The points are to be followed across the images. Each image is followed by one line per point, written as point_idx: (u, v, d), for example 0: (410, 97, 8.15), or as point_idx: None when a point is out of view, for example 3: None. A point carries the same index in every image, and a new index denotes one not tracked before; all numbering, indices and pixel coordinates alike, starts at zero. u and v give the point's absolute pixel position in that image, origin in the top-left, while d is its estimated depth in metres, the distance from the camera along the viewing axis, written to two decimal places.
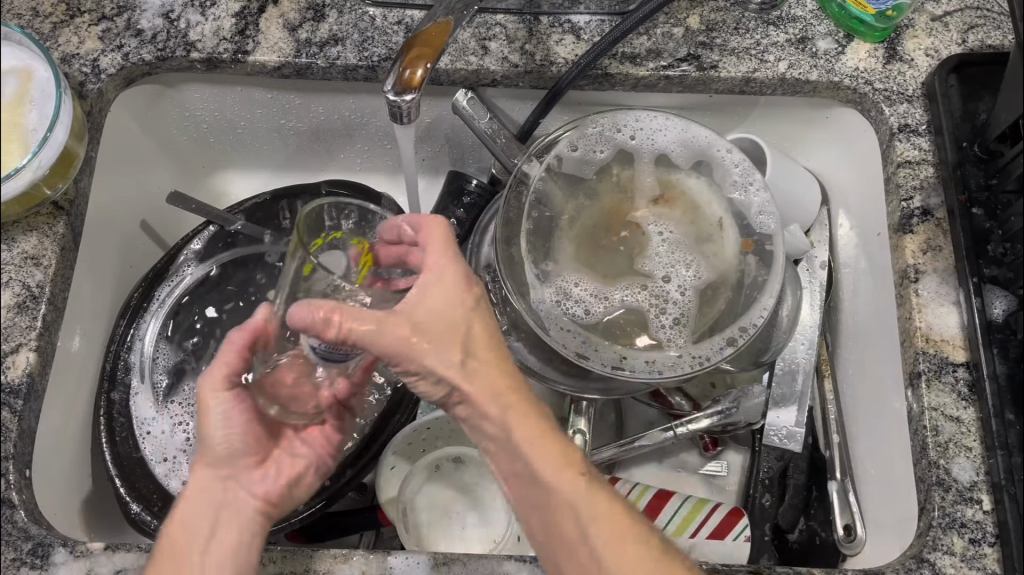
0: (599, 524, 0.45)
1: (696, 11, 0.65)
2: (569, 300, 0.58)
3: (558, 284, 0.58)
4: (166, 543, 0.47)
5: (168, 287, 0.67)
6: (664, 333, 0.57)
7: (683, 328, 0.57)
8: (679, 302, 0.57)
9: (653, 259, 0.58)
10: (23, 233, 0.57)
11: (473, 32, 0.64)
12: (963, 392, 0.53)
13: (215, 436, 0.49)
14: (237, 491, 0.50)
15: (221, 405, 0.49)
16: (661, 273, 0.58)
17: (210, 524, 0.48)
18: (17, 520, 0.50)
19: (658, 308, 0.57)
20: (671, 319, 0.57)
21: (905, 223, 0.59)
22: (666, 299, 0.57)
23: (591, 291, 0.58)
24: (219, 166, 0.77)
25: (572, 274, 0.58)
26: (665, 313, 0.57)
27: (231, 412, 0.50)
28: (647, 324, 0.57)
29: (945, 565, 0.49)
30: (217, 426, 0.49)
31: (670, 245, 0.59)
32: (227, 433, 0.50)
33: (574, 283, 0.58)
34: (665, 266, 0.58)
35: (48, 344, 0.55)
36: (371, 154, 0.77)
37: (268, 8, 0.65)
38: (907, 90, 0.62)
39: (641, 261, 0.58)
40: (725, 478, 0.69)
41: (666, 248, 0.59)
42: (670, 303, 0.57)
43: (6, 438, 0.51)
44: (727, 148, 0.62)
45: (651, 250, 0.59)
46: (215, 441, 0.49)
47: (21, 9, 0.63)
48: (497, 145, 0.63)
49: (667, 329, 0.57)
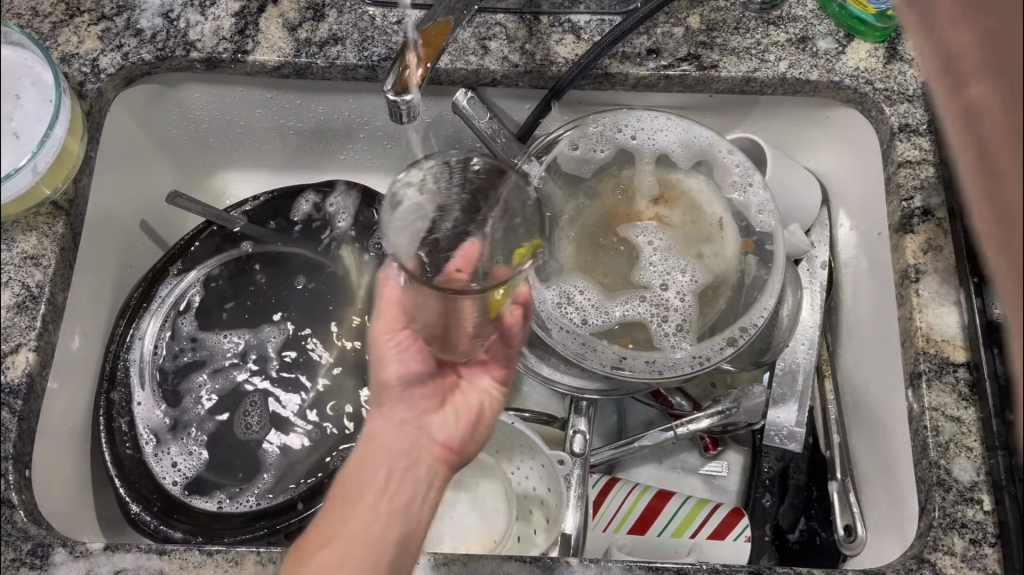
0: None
1: (696, 11, 0.65)
2: (571, 306, 0.58)
3: (562, 289, 0.58)
4: (418, 470, 0.49)
5: (168, 287, 0.67)
6: (669, 341, 0.56)
7: (685, 333, 0.56)
8: (680, 308, 0.57)
9: (649, 270, 0.59)
10: (22, 232, 0.57)
11: (473, 32, 0.64)
12: (963, 393, 0.53)
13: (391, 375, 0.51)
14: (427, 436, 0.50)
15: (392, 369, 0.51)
16: (658, 282, 0.58)
17: (385, 477, 0.48)
18: (17, 520, 0.50)
19: (661, 316, 0.57)
20: (674, 325, 0.57)
21: (906, 223, 0.59)
22: (667, 307, 0.57)
23: (594, 302, 0.58)
24: (218, 167, 0.77)
25: (573, 279, 0.59)
26: (667, 321, 0.57)
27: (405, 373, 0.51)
28: (651, 333, 0.57)
29: (946, 566, 0.48)
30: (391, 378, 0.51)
31: (661, 254, 0.59)
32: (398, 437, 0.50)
33: (577, 290, 0.58)
34: (660, 274, 0.58)
35: (47, 344, 0.55)
36: (370, 154, 0.77)
37: (268, 8, 0.65)
38: (908, 90, 0.62)
39: (637, 273, 0.58)
40: (724, 477, 0.69)
41: (658, 257, 0.59)
42: (667, 312, 0.57)
43: (5, 438, 0.52)
44: (728, 149, 0.62)
45: (645, 261, 0.59)
46: (388, 380, 0.51)
47: (21, 9, 0.64)
48: (497, 144, 0.61)
49: (672, 336, 0.56)
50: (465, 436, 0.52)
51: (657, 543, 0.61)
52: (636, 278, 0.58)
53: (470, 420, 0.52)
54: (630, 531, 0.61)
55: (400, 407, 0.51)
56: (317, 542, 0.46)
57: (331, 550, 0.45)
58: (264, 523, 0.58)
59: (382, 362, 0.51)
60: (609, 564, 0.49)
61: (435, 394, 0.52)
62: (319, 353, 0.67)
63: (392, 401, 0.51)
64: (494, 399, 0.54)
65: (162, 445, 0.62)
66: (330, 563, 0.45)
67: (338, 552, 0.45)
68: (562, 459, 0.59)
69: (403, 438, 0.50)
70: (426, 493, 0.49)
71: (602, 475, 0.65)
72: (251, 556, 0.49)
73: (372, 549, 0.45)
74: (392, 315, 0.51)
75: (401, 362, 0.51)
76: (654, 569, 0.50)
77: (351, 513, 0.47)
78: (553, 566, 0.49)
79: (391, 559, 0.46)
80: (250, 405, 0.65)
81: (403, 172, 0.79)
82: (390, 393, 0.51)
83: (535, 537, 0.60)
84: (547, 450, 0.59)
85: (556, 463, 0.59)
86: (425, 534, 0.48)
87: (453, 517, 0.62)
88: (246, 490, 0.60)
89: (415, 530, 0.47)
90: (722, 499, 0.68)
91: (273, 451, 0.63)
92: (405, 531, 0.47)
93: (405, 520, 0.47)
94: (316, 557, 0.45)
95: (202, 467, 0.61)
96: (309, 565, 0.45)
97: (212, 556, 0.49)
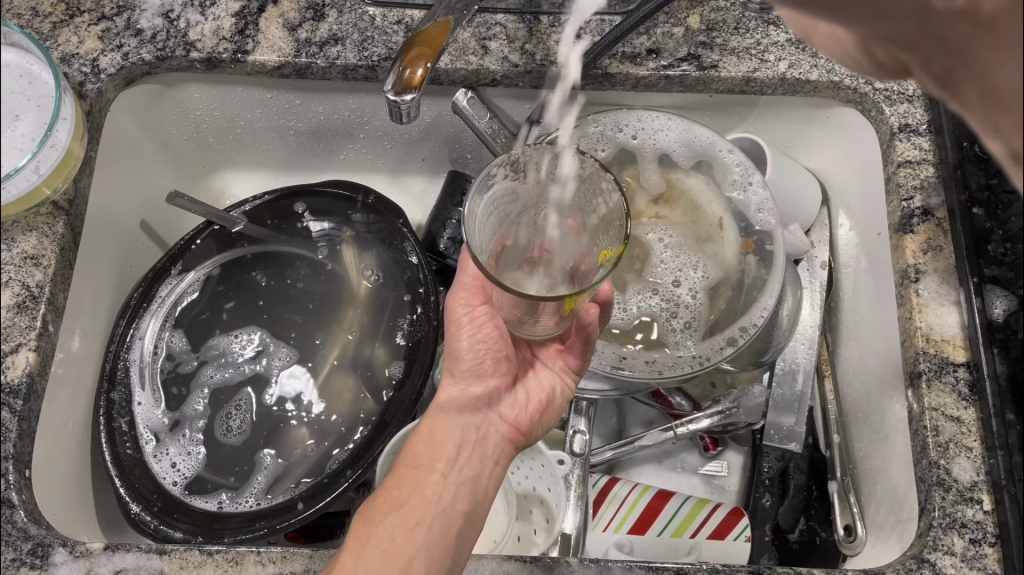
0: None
1: (696, 12, 0.65)
2: None
3: None
4: (488, 445, 0.51)
5: (168, 286, 0.67)
6: (674, 336, 0.56)
7: (692, 332, 0.56)
8: (691, 306, 0.57)
9: (660, 267, 0.58)
10: (22, 232, 0.57)
11: (473, 32, 0.64)
12: (963, 393, 0.53)
13: (464, 352, 0.53)
14: (495, 416, 0.53)
15: (467, 344, 0.53)
16: (670, 278, 0.58)
17: (456, 443, 0.50)
18: (17, 520, 0.50)
19: (671, 313, 0.57)
20: (682, 323, 0.57)
21: (905, 223, 0.59)
22: (677, 303, 0.57)
23: None
24: (218, 167, 0.77)
25: None
26: (678, 317, 0.57)
27: (479, 354, 0.53)
28: (657, 330, 0.57)
29: (946, 566, 0.48)
30: (466, 355, 0.53)
31: (673, 251, 0.59)
32: (466, 415, 0.51)
33: None
34: (672, 271, 0.58)
35: (47, 345, 0.55)
36: (370, 155, 0.77)
37: (268, 8, 0.65)
38: (907, 90, 0.63)
39: (648, 271, 0.58)
40: (724, 478, 0.69)
41: (669, 253, 0.59)
42: (681, 307, 0.57)
43: (5, 438, 0.52)
44: (728, 148, 0.62)
45: (656, 259, 0.59)
46: (463, 355, 0.53)
47: (21, 9, 0.64)
48: (496, 144, 0.62)
49: (677, 333, 0.56)
50: (532, 419, 0.54)
51: (657, 543, 0.61)
52: (649, 273, 0.58)
53: (541, 406, 0.55)
54: (630, 530, 0.61)
55: (468, 380, 0.53)
56: (385, 506, 0.47)
57: (402, 513, 0.46)
58: (263, 523, 0.57)
59: (457, 336, 0.53)
60: (609, 563, 0.49)
61: (508, 374, 0.54)
62: (318, 353, 0.67)
63: (463, 373, 0.53)
64: (565, 388, 0.56)
65: (161, 445, 0.62)
66: (403, 519, 0.46)
67: (413, 513, 0.47)
68: (562, 459, 0.58)
69: (474, 415, 0.52)
70: (493, 467, 0.51)
71: (602, 475, 0.65)
72: (251, 556, 0.49)
73: (440, 513, 0.47)
74: (472, 293, 0.54)
75: (479, 341, 0.53)
76: (654, 569, 0.50)
77: (421, 477, 0.48)
78: (553, 566, 0.49)
79: (460, 524, 0.48)
80: (237, 406, 0.64)
81: (403, 173, 0.79)
82: (462, 367, 0.53)
83: (535, 537, 0.60)
84: (547, 450, 0.59)
85: (556, 463, 0.58)
86: (490, 506, 0.50)
87: None
88: (244, 490, 0.60)
89: (479, 506, 0.49)
90: (722, 499, 0.67)
91: (268, 453, 0.62)
92: (472, 501, 0.49)
93: (473, 492, 0.49)
94: (388, 515, 0.46)
95: (201, 467, 0.61)
96: (381, 522, 0.46)
97: (212, 556, 0.49)
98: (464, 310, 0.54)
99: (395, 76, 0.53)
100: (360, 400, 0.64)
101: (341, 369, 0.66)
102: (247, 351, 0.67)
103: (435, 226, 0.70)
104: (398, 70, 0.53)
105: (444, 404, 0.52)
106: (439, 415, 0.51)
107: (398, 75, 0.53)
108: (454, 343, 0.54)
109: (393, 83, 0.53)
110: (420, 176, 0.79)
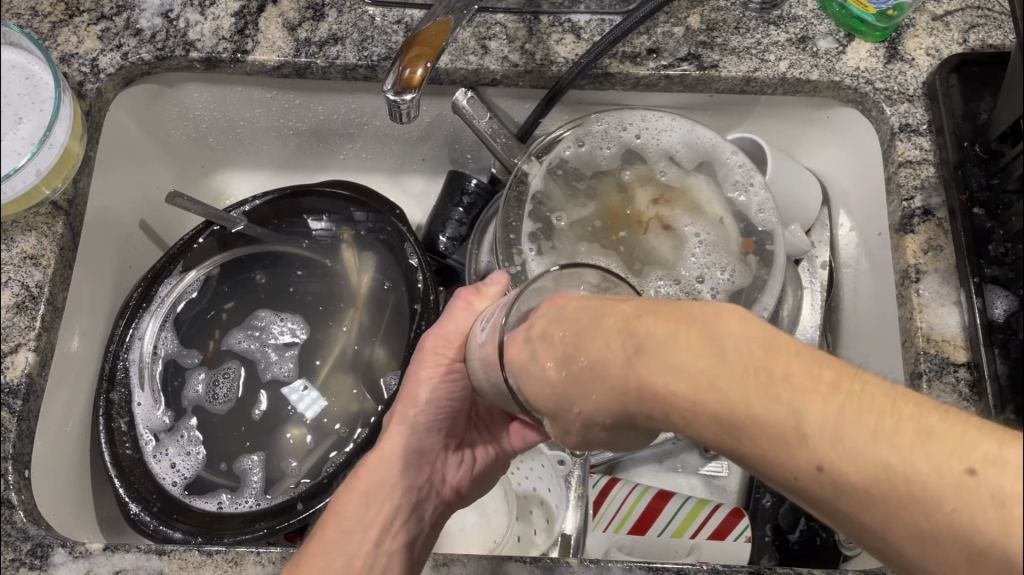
0: (764, 350, 0.27)
1: (696, 11, 0.65)
2: None
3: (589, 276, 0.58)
4: (424, 505, 0.53)
5: (168, 286, 0.66)
6: None
7: None
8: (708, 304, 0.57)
9: (691, 262, 0.59)
10: (22, 233, 0.57)
11: (473, 32, 0.64)
12: (964, 393, 0.53)
13: (423, 403, 0.52)
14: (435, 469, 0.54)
15: (426, 394, 0.52)
16: (696, 273, 0.58)
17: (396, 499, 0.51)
18: (16, 520, 0.50)
19: None
20: None
21: (906, 223, 0.59)
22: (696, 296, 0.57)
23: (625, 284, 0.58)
24: (218, 166, 0.77)
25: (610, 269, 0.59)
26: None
27: (434, 408, 0.53)
28: None
29: None
30: (423, 405, 0.53)
31: (706, 247, 0.59)
32: (408, 470, 0.52)
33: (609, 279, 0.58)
34: (700, 266, 0.58)
35: (47, 345, 0.55)
36: (371, 155, 0.77)
37: (268, 7, 0.65)
38: (908, 90, 0.62)
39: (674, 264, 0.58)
40: (725, 479, 0.68)
41: (702, 250, 0.59)
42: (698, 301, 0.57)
43: (5, 438, 0.51)
44: (732, 150, 0.61)
45: (688, 253, 0.59)
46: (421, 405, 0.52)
47: (21, 9, 0.64)
48: (497, 145, 0.62)
49: None
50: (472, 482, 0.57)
51: (657, 542, 0.61)
52: (677, 264, 0.58)
53: (480, 472, 0.57)
54: (630, 530, 0.61)
55: (415, 432, 0.53)
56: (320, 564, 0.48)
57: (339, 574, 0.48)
58: (264, 523, 0.57)
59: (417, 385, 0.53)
60: (610, 564, 0.49)
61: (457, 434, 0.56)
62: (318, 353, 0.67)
63: (416, 426, 0.53)
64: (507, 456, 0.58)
65: (161, 445, 0.62)
66: None
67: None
68: (561, 459, 0.60)
69: (416, 470, 0.53)
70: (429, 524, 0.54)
71: (602, 475, 0.65)
72: (250, 557, 0.49)
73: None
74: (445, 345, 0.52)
75: (438, 394, 0.53)
76: (654, 569, 0.49)
77: (355, 547, 0.49)
78: (554, 566, 0.49)
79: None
80: (224, 374, 0.66)
81: (402, 172, 0.79)
82: (417, 417, 0.53)
83: (535, 537, 0.60)
84: (547, 450, 0.60)
85: (556, 463, 0.60)
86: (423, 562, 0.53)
87: (454, 518, 0.62)
88: (244, 491, 0.61)
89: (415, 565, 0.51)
90: (722, 499, 0.68)
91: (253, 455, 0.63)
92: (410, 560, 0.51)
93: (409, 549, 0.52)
94: None
95: (201, 467, 0.62)
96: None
97: (212, 556, 0.49)
98: (433, 363, 0.52)
99: (394, 76, 0.53)
100: (360, 399, 0.65)
101: (341, 369, 0.67)
102: (280, 336, 0.68)
103: (435, 226, 0.70)
104: (395, 69, 0.53)
105: (390, 465, 0.52)
106: (383, 466, 0.52)
107: (398, 75, 0.52)
108: (412, 393, 0.53)
109: (392, 84, 0.53)
110: (420, 176, 0.79)
